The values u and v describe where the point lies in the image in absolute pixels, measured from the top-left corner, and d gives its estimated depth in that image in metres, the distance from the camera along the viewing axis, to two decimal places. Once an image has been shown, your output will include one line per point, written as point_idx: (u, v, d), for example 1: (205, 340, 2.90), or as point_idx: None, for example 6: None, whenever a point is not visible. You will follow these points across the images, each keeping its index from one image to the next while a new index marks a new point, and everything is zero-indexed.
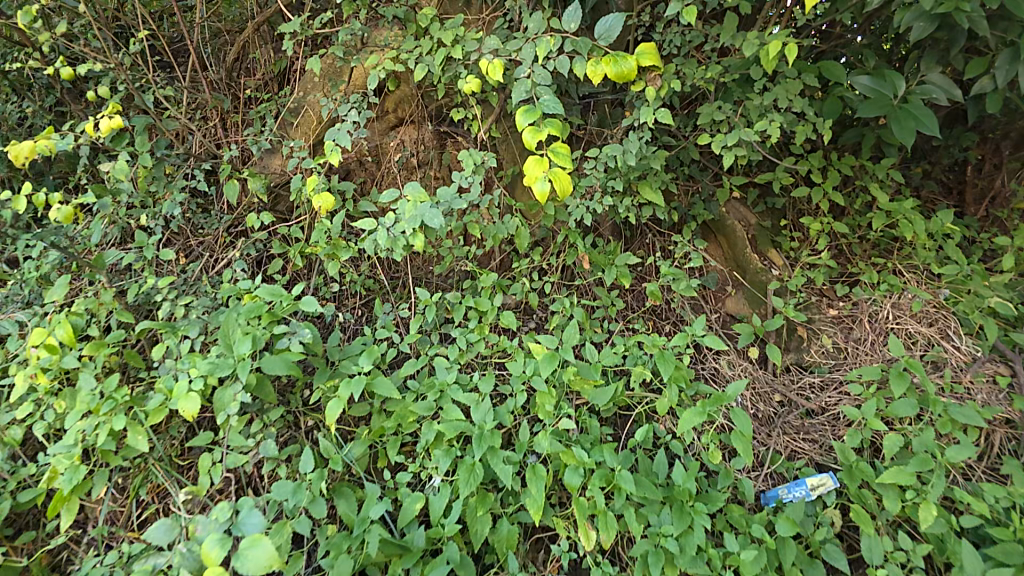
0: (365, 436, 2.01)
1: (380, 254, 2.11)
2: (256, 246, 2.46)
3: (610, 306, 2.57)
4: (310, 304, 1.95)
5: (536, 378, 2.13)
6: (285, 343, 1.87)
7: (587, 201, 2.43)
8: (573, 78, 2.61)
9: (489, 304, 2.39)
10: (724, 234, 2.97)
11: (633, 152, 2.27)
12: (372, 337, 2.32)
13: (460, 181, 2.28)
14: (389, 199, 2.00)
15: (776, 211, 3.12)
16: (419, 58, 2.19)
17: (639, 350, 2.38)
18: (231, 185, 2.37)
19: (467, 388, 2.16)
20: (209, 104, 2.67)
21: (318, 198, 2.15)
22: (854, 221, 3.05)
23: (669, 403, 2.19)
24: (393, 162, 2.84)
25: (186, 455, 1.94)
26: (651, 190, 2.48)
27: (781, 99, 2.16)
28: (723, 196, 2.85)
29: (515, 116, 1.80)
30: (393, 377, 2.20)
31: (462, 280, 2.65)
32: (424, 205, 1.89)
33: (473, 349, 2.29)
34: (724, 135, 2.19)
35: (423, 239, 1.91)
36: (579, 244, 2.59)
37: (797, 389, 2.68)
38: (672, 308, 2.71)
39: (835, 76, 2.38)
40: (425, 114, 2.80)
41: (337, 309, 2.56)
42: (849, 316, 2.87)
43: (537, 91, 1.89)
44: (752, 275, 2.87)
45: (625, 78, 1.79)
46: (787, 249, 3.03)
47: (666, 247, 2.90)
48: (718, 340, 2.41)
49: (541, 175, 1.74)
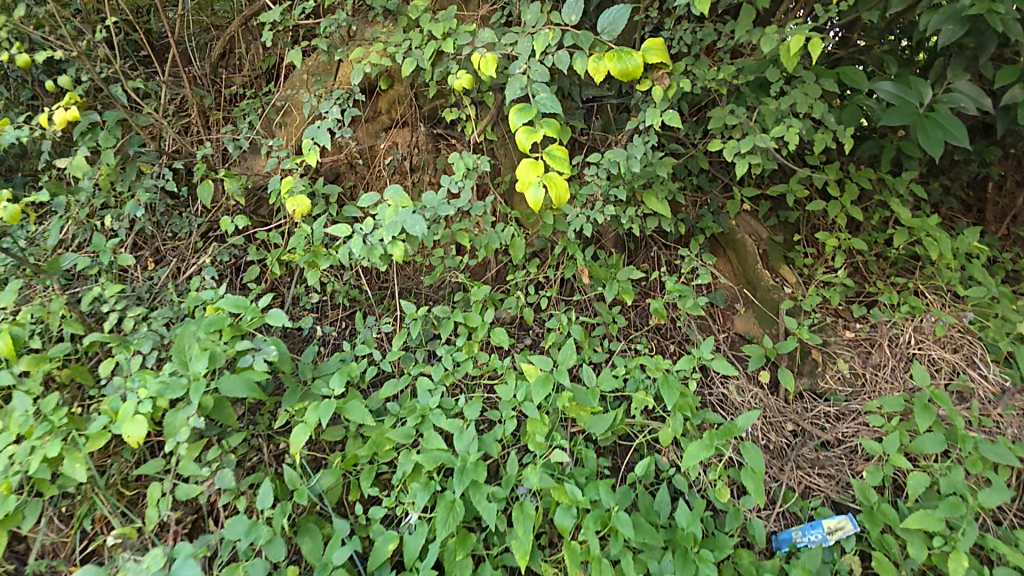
0: (337, 464, 1.84)
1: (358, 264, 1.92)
2: (230, 252, 2.29)
3: (611, 324, 2.38)
4: (277, 317, 1.76)
5: (527, 404, 1.94)
6: (248, 362, 1.70)
7: (588, 211, 2.25)
8: (576, 80, 2.44)
9: (480, 320, 2.20)
10: (734, 249, 2.79)
11: (637, 160, 2.09)
12: (351, 354, 2.14)
13: (449, 185, 2.09)
14: (369, 205, 1.82)
15: (790, 226, 2.94)
16: (408, 52, 2.02)
17: (641, 373, 2.19)
18: (205, 186, 2.20)
19: (452, 414, 1.97)
20: (190, 100, 2.53)
21: (294, 201, 1.99)
22: (872, 238, 2.86)
23: (673, 433, 2.00)
24: (384, 165, 2.68)
25: (136, 483, 1.76)
26: (657, 201, 2.30)
27: (800, 106, 1.99)
28: (734, 208, 2.68)
29: (509, 115, 1.62)
30: (371, 398, 2.02)
31: (453, 292, 2.47)
32: (405, 210, 1.70)
33: (461, 369, 2.09)
34: (737, 142, 2.01)
35: (403, 249, 1.72)
36: (579, 257, 2.41)
37: (811, 417, 2.48)
38: (677, 328, 2.52)
39: (856, 82, 2.18)
40: (418, 115, 2.63)
41: (317, 321, 2.39)
42: (867, 339, 2.67)
43: (534, 88, 1.72)
44: (762, 293, 2.69)
45: (631, 75, 1.63)
46: (800, 265, 2.85)
47: (671, 261, 2.71)
48: (727, 364, 2.22)
49: (536, 180, 1.57)
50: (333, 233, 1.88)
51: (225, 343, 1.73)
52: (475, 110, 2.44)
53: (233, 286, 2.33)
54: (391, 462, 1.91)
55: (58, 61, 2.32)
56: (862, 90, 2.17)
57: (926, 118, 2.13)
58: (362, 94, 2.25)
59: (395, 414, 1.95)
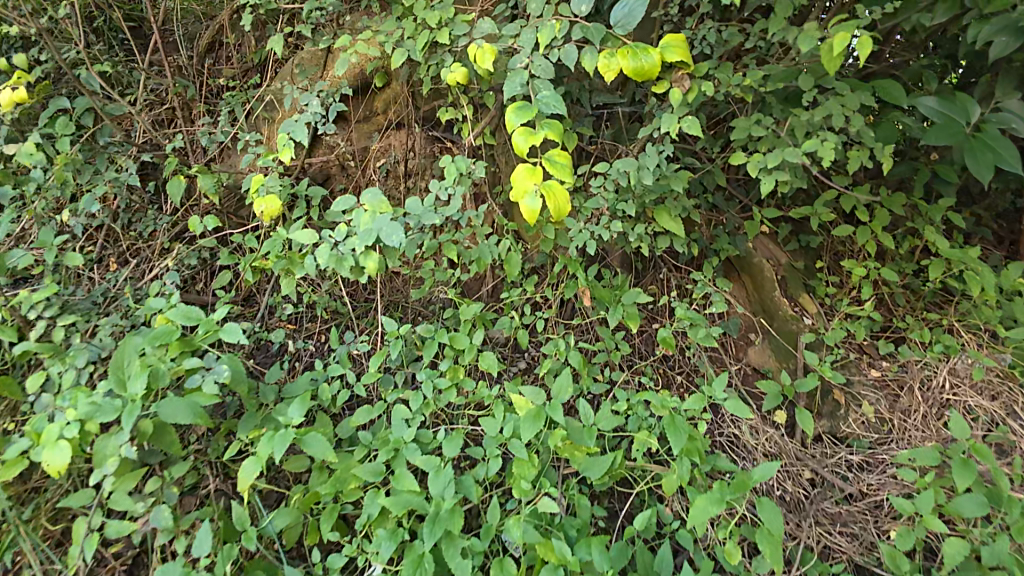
0: (295, 503, 1.62)
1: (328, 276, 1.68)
2: (200, 254, 2.10)
3: (614, 350, 2.15)
4: (232, 333, 1.52)
5: (514, 442, 1.72)
6: (196, 383, 1.48)
7: (593, 226, 2.03)
8: (585, 84, 2.25)
9: (468, 342, 1.98)
10: (750, 274, 2.58)
11: (649, 172, 1.89)
12: (323, 373, 1.92)
13: (439, 191, 1.87)
14: (344, 210, 1.59)
15: (811, 251, 2.71)
16: (399, 43, 1.82)
17: (645, 410, 1.96)
18: (174, 181, 2.01)
19: (429, 449, 1.75)
20: (171, 91, 2.36)
21: (263, 202, 1.77)
22: (901, 268, 2.63)
23: (678, 480, 1.77)
24: (376, 168, 2.48)
25: (64, 517, 1.55)
26: (669, 218, 2.08)
27: (834, 118, 1.77)
28: (753, 230, 2.45)
29: (505, 114, 1.42)
30: (341, 426, 1.81)
31: (443, 309, 2.25)
32: (383, 217, 1.46)
33: (445, 397, 1.87)
34: (763, 156, 1.79)
35: (377, 261, 1.46)
36: (580, 276, 2.18)
37: (831, 465, 2.24)
38: (687, 359, 2.29)
39: (894, 98, 1.96)
40: (415, 116, 2.44)
41: (292, 334, 2.19)
42: (895, 380, 2.43)
43: (535, 85, 1.53)
44: (780, 323, 2.46)
45: (646, 75, 1.45)
46: (822, 294, 2.62)
47: (682, 285, 2.49)
48: (742, 404, 1.97)
49: (534, 188, 1.36)
50: (299, 240, 1.64)
51: (173, 359, 1.52)
52: (475, 113, 2.25)
53: (202, 292, 2.13)
54: (357, 502, 1.68)
55: (24, 41, 2.16)
56: (902, 105, 1.96)
57: (974, 138, 1.91)
58: (349, 89, 2.06)
59: (366, 445, 1.74)
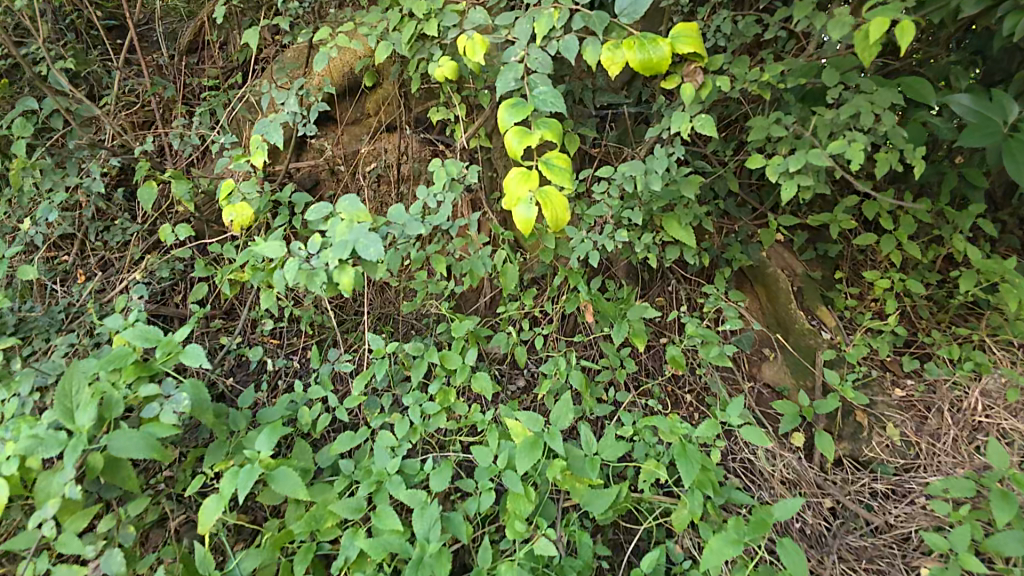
0: (266, 544, 1.46)
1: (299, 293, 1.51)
2: (172, 266, 1.96)
3: (618, 369, 1.99)
4: (192, 357, 1.36)
5: (509, 474, 1.55)
6: (153, 413, 1.32)
7: (596, 235, 1.88)
8: (588, 83, 2.12)
9: (459, 362, 1.81)
10: (764, 285, 2.42)
11: (657, 176, 1.70)
12: (303, 396, 1.78)
13: (427, 198, 1.72)
14: (319, 218, 1.42)
15: (829, 261, 2.54)
16: (384, 36, 1.68)
17: (652, 435, 1.79)
18: (145, 188, 1.86)
19: (416, 481, 1.59)
20: (148, 91, 2.25)
21: (235, 210, 1.63)
22: (925, 279, 2.46)
23: (690, 515, 1.61)
24: (365, 173, 2.34)
25: (6, 559, 1.39)
26: (679, 226, 1.92)
27: (861, 115, 1.61)
28: (769, 238, 2.30)
29: (498, 113, 1.29)
30: (322, 455, 1.66)
31: (435, 324, 2.10)
32: (360, 227, 1.30)
33: (433, 421, 1.71)
34: (782, 159, 1.63)
35: (353, 277, 1.29)
36: (582, 289, 2.01)
37: (854, 493, 2.07)
38: (698, 379, 2.12)
39: (922, 97, 1.81)
40: (407, 118, 2.30)
41: (273, 351, 2.05)
42: (922, 400, 2.27)
43: (531, 80, 1.38)
44: (796, 337, 2.31)
45: (654, 69, 1.32)
46: (841, 307, 2.46)
47: (692, 298, 2.33)
48: (759, 430, 1.80)
49: (529, 195, 1.21)
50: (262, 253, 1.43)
51: (129, 385, 1.36)
52: (469, 113, 2.10)
53: (173, 305, 1.99)
54: (336, 540, 1.53)
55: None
56: (931, 104, 1.80)
57: (1012, 139, 1.75)
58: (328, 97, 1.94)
59: (347, 475, 1.58)
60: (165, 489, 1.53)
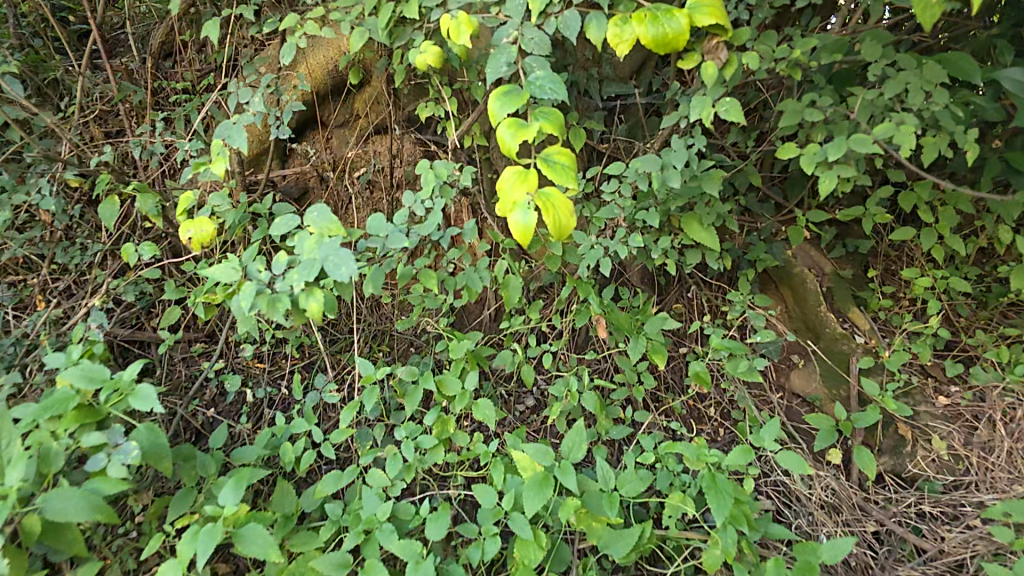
0: None
1: (254, 327, 1.30)
2: (140, 288, 1.81)
3: (637, 387, 1.80)
4: (143, 400, 1.17)
5: (516, 516, 1.36)
6: (98, 467, 1.12)
7: (607, 241, 1.70)
8: (594, 73, 1.92)
9: (458, 387, 1.62)
10: (789, 285, 2.21)
11: (676, 172, 1.49)
12: (286, 429, 1.60)
13: (414, 205, 1.54)
14: (285, 233, 1.23)
15: (860, 258, 2.35)
16: (360, 21, 1.51)
17: (677, 463, 1.59)
18: (106, 204, 1.68)
19: (410, 527, 1.39)
20: (116, 96, 2.11)
21: (193, 225, 1.35)
22: (967, 275, 2.24)
23: (723, 557, 1.38)
24: (355, 179, 2.17)
25: None
26: (700, 227, 1.74)
27: (910, 93, 1.41)
28: (796, 236, 2.10)
29: (489, 103, 1.13)
30: (306, 498, 1.47)
31: (434, 341, 1.91)
32: (331, 241, 1.11)
33: (430, 457, 1.51)
34: (818, 147, 1.44)
35: (322, 303, 1.10)
36: (592, 301, 1.79)
37: (898, 516, 1.83)
38: (724, 394, 1.93)
39: (966, 73, 1.57)
40: (397, 117, 2.11)
41: (259, 376, 1.88)
42: (970, 410, 2.03)
43: (526, 64, 1.21)
44: (827, 342, 2.09)
45: (671, 46, 1.13)
46: (874, 307, 2.24)
47: (713, 304, 2.13)
48: (799, 456, 1.59)
49: (527, 199, 1.02)
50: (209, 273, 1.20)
51: (72, 432, 1.17)
52: (461, 109, 1.91)
53: (143, 328, 1.86)
54: None
55: None
56: (978, 81, 1.56)
57: None
58: (300, 103, 1.79)
59: (334, 520, 1.39)
60: (134, 539, 1.36)
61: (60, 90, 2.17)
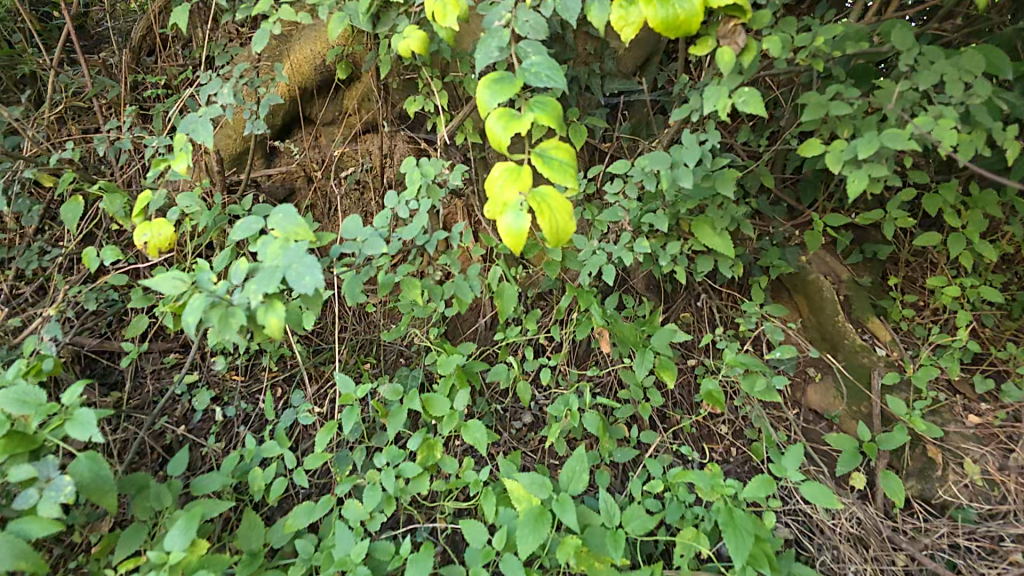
0: None
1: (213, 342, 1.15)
2: (105, 295, 1.68)
3: (643, 405, 1.65)
4: (82, 427, 1.04)
5: (509, 558, 1.21)
6: (28, 504, 1.00)
7: (610, 246, 1.56)
8: (596, 68, 1.79)
9: (447, 407, 1.47)
10: (804, 294, 2.06)
11: (688, 170, 1.34)
12: (257, 453, 1.45)
13: (397, 207, 1.38)
14: (247, 237, 1.09)
15: (879, 264, 2.20)
16: (340, 6, 1.39)
17: (688, 492, 1.44)
18: (69, 204, 1.55)
19: (390, 568, 1.24)
20: (91, 90, 1.99)
21: (149, 228, 1.21)
22: (996, 283, 2.08)
23: None
24: (342, 179, 2.04)
25: None
26: (713, 232, 1.59)
27: (946, 84, 1.27)
28: (812, 242, 1.95)
29: (476, 91, 0.98)
30: (275, 533, 1.32)
31: (423, 353, 1.77)
32: (293, 247, 0.97)
33: (414, 486, 1.37)
34: (846, 144, 1.29)
35: (282, 318, 0.96)
36: (595, 312, 1.64)
37: (929, 548, 1.67)
38: (737, 413, 1.78)
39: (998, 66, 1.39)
40: (387, 114, 1.97)
41: (234, 390, 1.74)
42: (1005, 431, 1.86)
43: (519, 49, 1.06)
44: (847, 355, 1.95)
45: (684, 30, 1.00)
46: (896, 317, 2.09)
47: (724, 314, 1.99)
48: (826, 489, 1.44)
49: (519, 199, 0.88)
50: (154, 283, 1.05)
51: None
52: (454, 104, 1.77)
53: (112, 338, 1.74)
54: None
55: None
56: (1012, 75, 1.38)
57: None
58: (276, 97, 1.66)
59: (305, 559, 1.25)
60: None
61: (34, 85, 2.06)
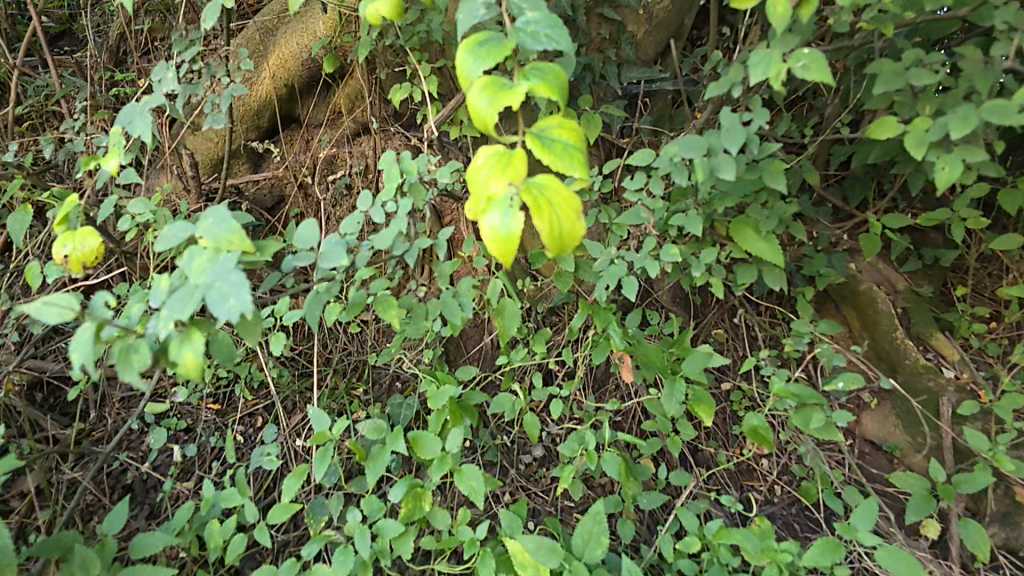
0: None
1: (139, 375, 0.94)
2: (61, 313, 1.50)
3: (672, 440, 1.39)
4: None
5: None
6: None
7: (630, 253, 1.32)
8: (612, 53, 1.56)
9: (438, 448, 1.23)
10: (856, 306, 1.78)
11: (729, 158, 1.10)
12: (217, 502, 1.24)
13: (372, 209, 1.17)
14: (174, 247, 0.86)
15: (940, 271, 1.90)
16: None
17: (731, 553, 1.18)
18: (17, 213, 1.32)
19: None
20: (63, 92, 1.84)
21: (72, 239, 1.00)
22: None
23: None
24: (331, 183, 1.83)
25: None
26: (755, 236, 1.34)
27: None
28: (868, 246, 1.67)
29: (457, 54, 0.75)
30: None
31: (418, 379, 1.54)
32: (218, 261, 0.75)
33: (396, 546, 1.14)
34: (928, 124, 1.02)
35: (201, 353, 0.74)
36: (613, 333, 1.38)
37: None
38: (785, 449, 1.51)
39: None
40: (379, 111, 1.77)
41: (202, 422, 1.52)
42: None
43: (513, 4, 0.82)
44: (909, 377, 1.65)
45: None
46: (965, 332, 1.79)
47: (764, 330, 1.72)
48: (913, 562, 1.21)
49: (508, 192, 0.65)
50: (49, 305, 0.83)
51: None
52: (450, 97, 1.56)
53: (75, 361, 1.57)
54: None
55: None
56: None
57: None
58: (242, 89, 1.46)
59: None
60: None
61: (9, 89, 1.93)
